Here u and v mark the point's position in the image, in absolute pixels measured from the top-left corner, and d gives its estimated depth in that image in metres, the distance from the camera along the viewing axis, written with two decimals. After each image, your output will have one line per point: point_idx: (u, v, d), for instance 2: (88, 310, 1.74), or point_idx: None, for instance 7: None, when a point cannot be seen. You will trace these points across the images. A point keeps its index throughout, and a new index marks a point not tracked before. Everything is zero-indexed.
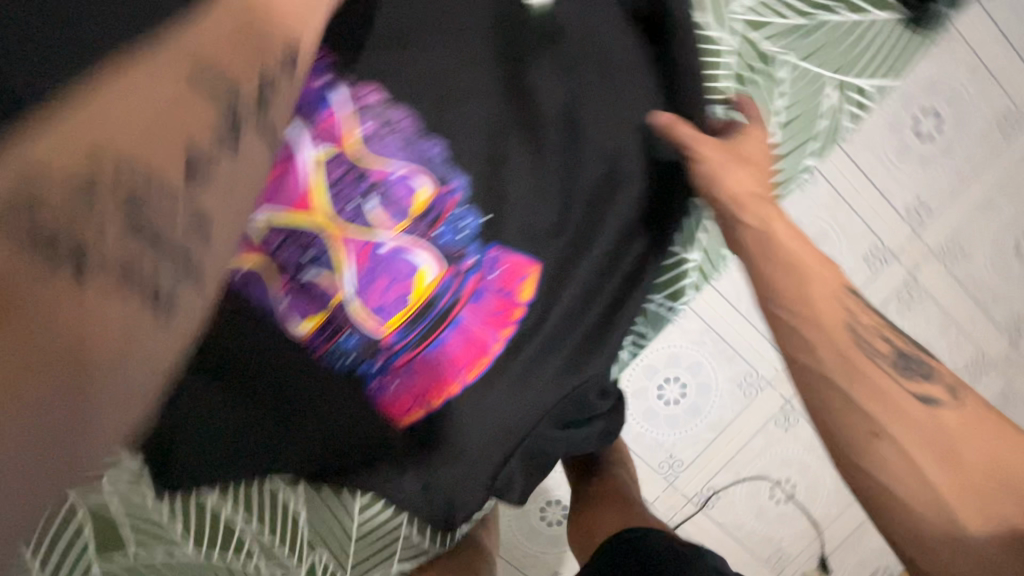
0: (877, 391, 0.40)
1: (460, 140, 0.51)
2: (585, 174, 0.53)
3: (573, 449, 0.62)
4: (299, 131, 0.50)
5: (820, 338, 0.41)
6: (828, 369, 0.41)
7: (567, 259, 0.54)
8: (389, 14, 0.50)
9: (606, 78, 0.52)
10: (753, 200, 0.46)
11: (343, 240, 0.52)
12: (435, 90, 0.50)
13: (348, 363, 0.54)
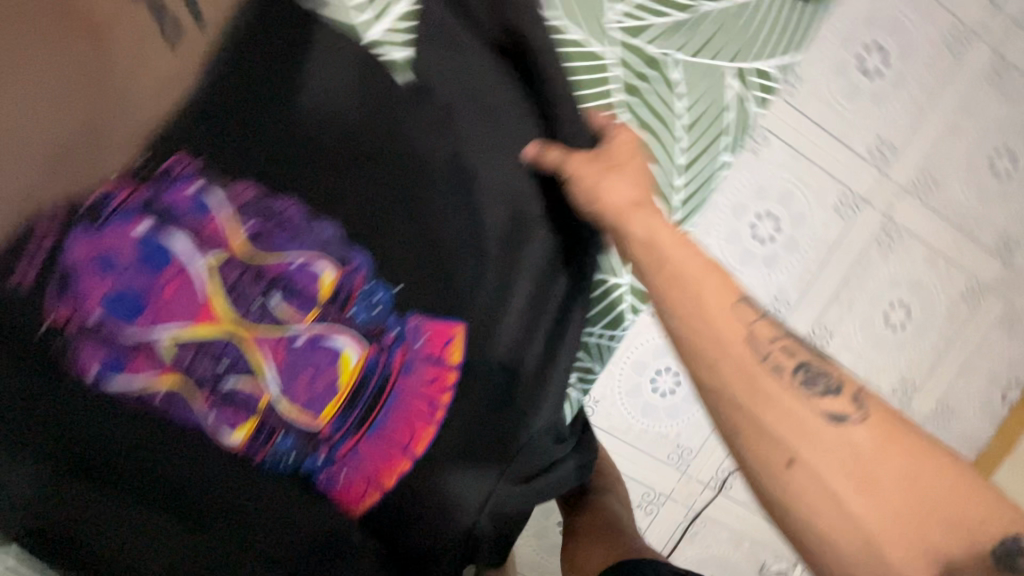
0: (785, 416, 0.38)
1: (353, 216, 0.49)
2: (490, 221, 0.51)
3: (546, 498, 0.57)
4: (182, 243, 0.47)
5: (723, 361, 0.39)
6: (736, 393, 0.39)
7: (489, 313, 0.52)
8: (243, 106, 0.48)
9: (484, 123, 0.50)
10: (640, 218, 0.44)
11: (256, 343, 0.50)
12: (314, 173, 0.48)
13: (291, 462, 0.52)
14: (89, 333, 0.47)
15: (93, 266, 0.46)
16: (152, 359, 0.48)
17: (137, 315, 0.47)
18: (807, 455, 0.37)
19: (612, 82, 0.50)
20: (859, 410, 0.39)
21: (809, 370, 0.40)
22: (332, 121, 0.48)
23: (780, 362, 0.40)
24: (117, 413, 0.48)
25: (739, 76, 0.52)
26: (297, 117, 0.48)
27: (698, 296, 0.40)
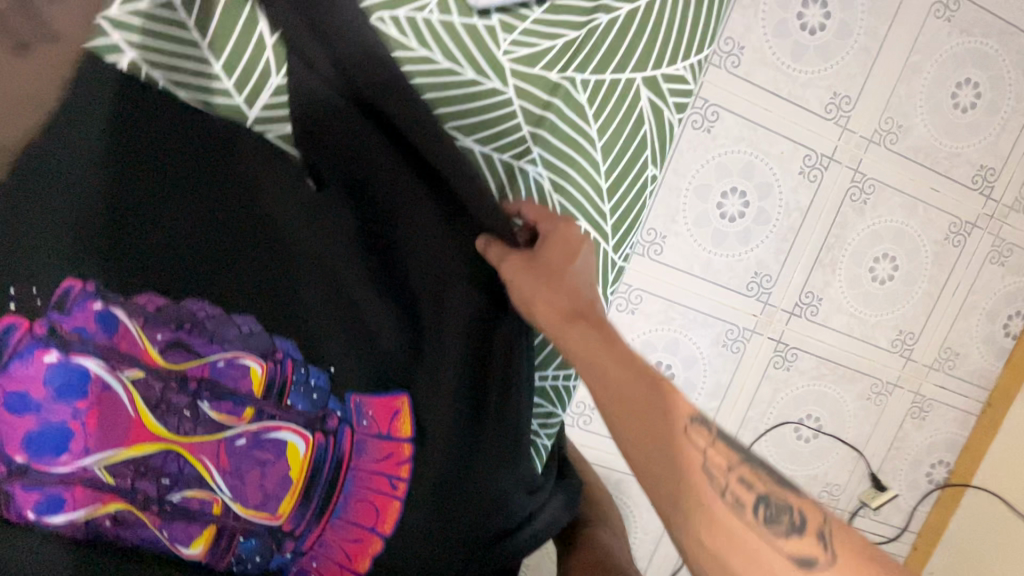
0: (755, 564, 0.40)
1: (271, 304, 0.47)
2: (416, 285, 0.50)
3: (529, 550, 0.54)
4: (97, 366, 0.45)
5: (693, 509, 0.42)
6: (699, 525, 0.41)
7: (434, 375, 0.50)
8: (126, 210, 0.44)
9: (388, 186, 0.48)
10: (571, 325, 0.46)
11: (194, 453, 0.47)
12: (217, 271, 0.46)
13: (258, 563, 0.50)
14: (18, 474, 0.45)
15: (6, 406, 0.44)
16: (92, 488, 0.46)
17: (65, 447, 0.45)
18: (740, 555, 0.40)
19: (516, 117, 0.48)
20: (829, 551, 0.40)
21: (772, 506, 0.42)
22: (217, 209, 0.45)
23: (740, 496, 0.42)
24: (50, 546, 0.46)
25: (651, 85, 0.49)
26: (177, 212, 0.45)
27: (651, 432, 0.43)
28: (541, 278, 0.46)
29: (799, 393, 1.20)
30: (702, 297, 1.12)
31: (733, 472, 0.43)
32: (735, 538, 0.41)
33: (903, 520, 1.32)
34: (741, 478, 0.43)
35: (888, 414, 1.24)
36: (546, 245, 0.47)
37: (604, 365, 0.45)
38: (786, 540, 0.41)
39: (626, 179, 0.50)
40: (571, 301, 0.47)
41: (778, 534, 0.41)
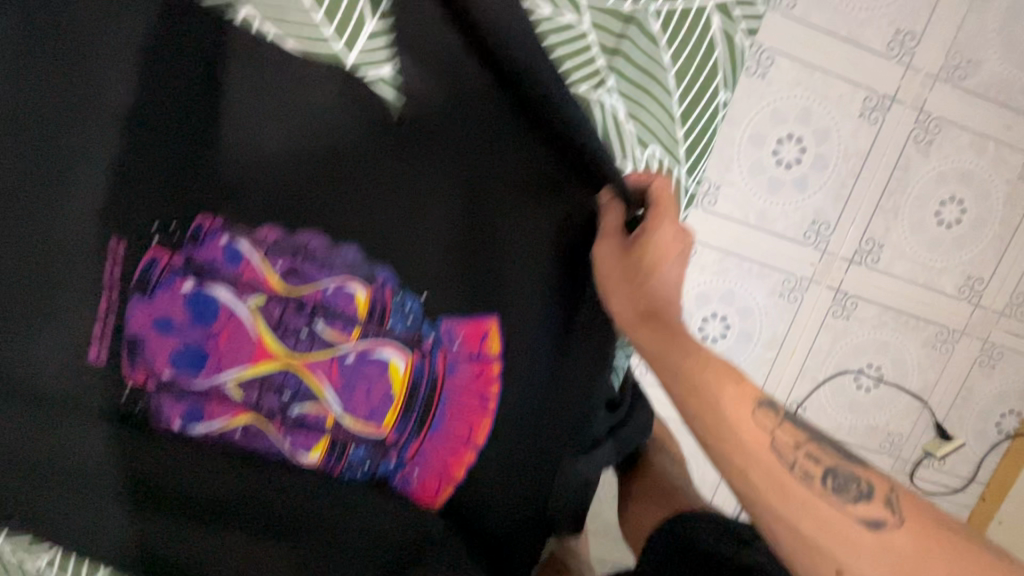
0: (819, 517, 0.47)
1: (371, 235, 0.52)
2: (501, 220, 0.51)
3: (606, 461, 0.59)
4: (225, 293, 0.51)
5: (759, 471, 0.48)
6: (766, 489, 0.48)
7: (522, 301, 0.53)
8: (246, 150, 0.49)
9: (473, 129, 0.49)
10: (647, 322, 0.51)
11: (310, 370, 0.53)
12: (324, 209, 0.51)
13: (367, 469, 0.56)
14: (166, 388, 0.52)
15: (153, 329, 0.51)
16: (224, 402, 0.53)
17: (201, 365, 0.52)
18: (799, 513, 0.47)
19: (592, 48, 0.50)
20: (895, 514, 0.47)
21: (839, 476, 0.49)
22: (287, 138, 0.49)
23: (807, 473, 0.49)
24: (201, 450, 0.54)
25: (723, 16, 0.50)
26: (245, 142, 0.49)
27: (722, 406, 0.50)
28: (634, 276, 0.50)
29: (859, 342, 1.19)
30: (756, 247, 1.12)
31: (801, 447, 0.50)
32: (798, 494, 0.48)
33: (971, 471, 1.29)
34: (809, 453, 0.50)
35: (955, 362, 1.21)
36: (650, 244, 0.49)
37: (677, 360, 0.51)
38: (850, 504, 0.48)
39: (700, 105, 0.52)
40: (650, 301, 0.51)
41: (840, 497, 0.48)
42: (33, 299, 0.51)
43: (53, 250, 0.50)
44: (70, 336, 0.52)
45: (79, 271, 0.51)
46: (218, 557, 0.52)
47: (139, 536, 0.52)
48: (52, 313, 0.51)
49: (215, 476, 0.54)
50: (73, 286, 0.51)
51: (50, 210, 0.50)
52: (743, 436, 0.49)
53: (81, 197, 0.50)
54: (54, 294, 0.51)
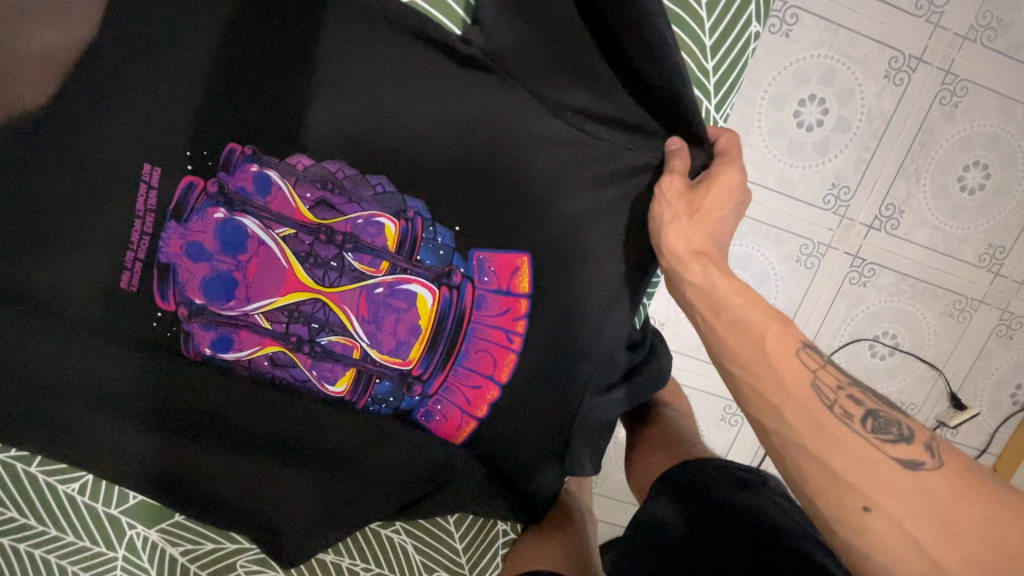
0: (858, 461, 0.39)
1: (399, 168, 0.52)
2: (536, 154, 0.51)
3: (630, 404, 0.59)
4: (257, 222, 0.52)
5: (790, 407, 0.42)
6: (801, 431, 0.41)
7: (551, 236, 0.53)
8: (282, 82, 0.50)
9: (522, 61, 0.49)
10: (693, 257, 0.48)
11: (339, 302, 0.54)
12: (353, 141, 0.51)
13: (391, 403, 0.57)
14: (197, 315, 0.53)
15: (186, 255, 0.52)
16: (253, 332, 0.54)
17: (232, 293, 0.53)
18: (834, 453, 0.40)
19: None
20: (936, 458, 0.39)
21: (882, 418, 0.42)
22: (321, 71, 0.50)
23: (848, 418, 0.41)
24: (230, 380, 0.56)
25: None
26: (279, 82, 0.50)
27: (764, 339, 0.44)
28: (694, 214, 0.48)
29: (876, 309, 1.18)
30: (775, 212, 1.11)
31: (842, 389, 0.43)
32: (830, 429, 0.41)
33: (983, 442, 1.29)
34: (851, 396, 0.43)
35: (971, 332, 1.20)
36: (716, 184, 0.48)
37: (727, 299, 0.46)
38: (887, 445, 0.40)
39: (731, 36, 0.51)
40: (703, 239, 0.48)
41: (878, 438, 0.40)
42: (59, 228, 0.51)
43: (81, 179, 0.51)
44: (99, 266, 0.52)
45: (109, 201, 0.51)
46: (254, 482, 0.57)
47: (181, 462, 0.56)
48: (80, 243, 0.52)
49: (244, 406, 0.56)
50: (102, 216, 0.51)
51: (77, 139, 0.50)
52: (777, 368, 0.43)
53: (110, 126, 0.50)
54: (82, 224, 0.51)
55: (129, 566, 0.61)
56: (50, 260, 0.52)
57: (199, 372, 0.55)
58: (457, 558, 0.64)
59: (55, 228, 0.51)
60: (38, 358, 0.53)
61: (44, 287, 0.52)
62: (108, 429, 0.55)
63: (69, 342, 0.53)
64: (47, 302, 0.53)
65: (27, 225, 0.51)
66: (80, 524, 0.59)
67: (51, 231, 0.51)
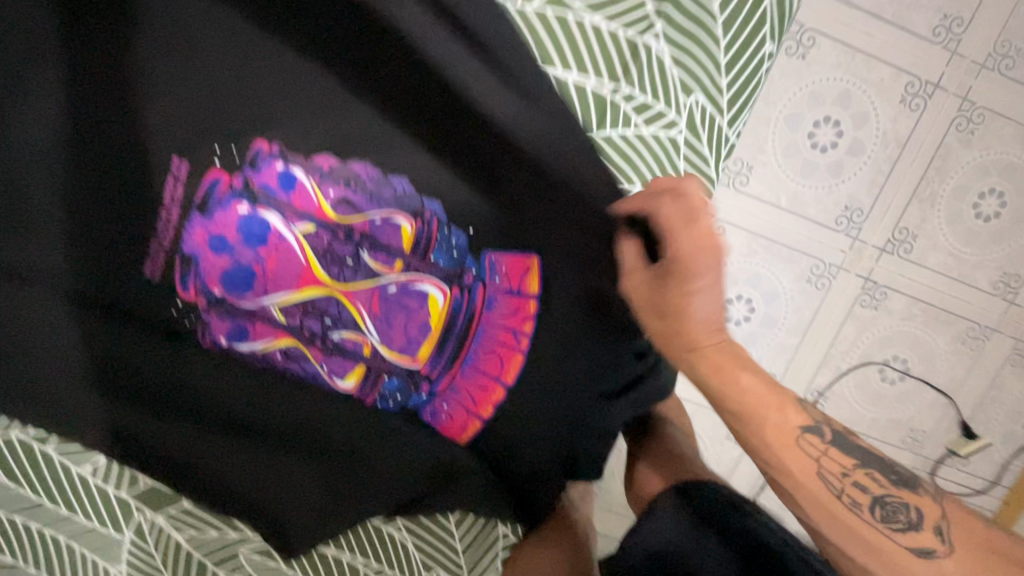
0: (875, 554, 0.45)
1: (418, 169, 0.53)
2: (552, 160, 0.52)
3: (633, 412, 0.60)
4: (278, 217, 0.54)
5: (811, 502, 0.47)
6: (821, 525, 0.47)
7: (563, 242, 0.54)
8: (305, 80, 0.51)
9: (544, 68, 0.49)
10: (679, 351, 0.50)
11: (351, 298, 0.56)
12: (376, 142, 0.53)
13: (398, 400, 0.58)
14: (215, 306, 0.55)
15: (208, 247, 0.54)
16: (268, 324, 0.56)
17: (250, 286, 0.55)
18: (847, 539, 0.46)
19: None
20: (946, 543, 0.43)
21: (888, 504, 0.46)
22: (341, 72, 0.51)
23: (863, 513, 0.45)
24: (248, 368, 0.57)
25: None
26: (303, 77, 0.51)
27: (764, 424, 0.48)
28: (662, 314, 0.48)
29: (887, 333, 1.17)
30: (787, 230, 1.11)
31: (849, 476, 0.47)
32: (840, 520, 0.46)
33: (993, 473, 1.26)
34: (858, 482, 0.46)
35: (984, 360, 1.18)
36: (671, 284, 0.46)
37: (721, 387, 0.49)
38: (897, 533, 0.45)
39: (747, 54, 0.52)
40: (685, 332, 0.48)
41: (887, 526, 0.45)
42: (90, 218, 0.54)
43: (111, 170, 0.53)
44: (125, 254, 0.55)
45: (136, 194, 0.53)
46: (262, 473, 0.58)
47: (189, 451, 0.57)
48: (110, 232, 0.54)
49: (256, 397, 0.58)
50: (130, 206, 0.54)
51: (108, 129, 0.52)
52: (789, 465, 0.47)
53: (140, 118, 0.51)
54: (112, 215, 0.54)
55: (134, 552, 0.61)
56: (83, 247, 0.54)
57: (219, 359, 0.57)
58: (457, 559, 0.63)
59: (85, 216, 0.54)
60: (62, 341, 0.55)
61: (71, 270, 0.55)
62: (121, 413, 0.56)
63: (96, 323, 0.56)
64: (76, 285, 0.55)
65: (57, 211, 0.53)
66: (91, 504, 0.61)
67: (81, 219, 0.54)
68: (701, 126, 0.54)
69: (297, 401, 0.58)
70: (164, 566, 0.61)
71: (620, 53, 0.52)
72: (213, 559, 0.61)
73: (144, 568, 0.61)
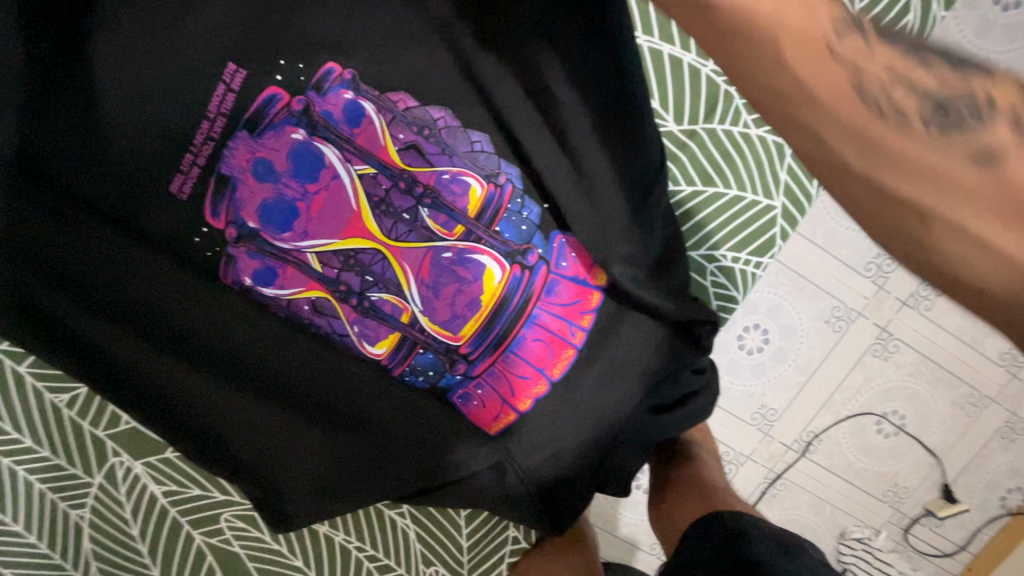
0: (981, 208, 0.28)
1: (504, 142, 0.49)
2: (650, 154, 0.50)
3: (671, 430, 0.58)
4: (335, 152, 0.48)
5: None
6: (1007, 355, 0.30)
7: (632, 247, 0.51)
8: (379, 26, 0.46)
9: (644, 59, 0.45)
10: None
11: (400, 257, 0.50)
12: (459, 108, 0.48)
13: (430, 377, 0.53)
14: (246, 241, 0.48)
15: (251, 171, 0.47)
16: (301, 271, 0.49)
17: (290, 224, 0.48)
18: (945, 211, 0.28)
19: None
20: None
21: None
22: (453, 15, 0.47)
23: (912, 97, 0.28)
24: (266, 322, 0.50)
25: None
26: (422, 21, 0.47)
27: None
28: None
29: (891, 386, 1.00)
30: (816, 268, 0.94)
31: None
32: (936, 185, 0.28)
33: (962, 537, 1.09)
34: None
35: (977, 428, 1.03)
36: None
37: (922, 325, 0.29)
38: None
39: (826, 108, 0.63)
40: None
41: None
42: (88, 104, 0.45)
43: (128, 62, 0.44)
44: (143, 169, 0.47)
45: (164, 94, 0.45)
46: (262, 433, 0.52)
47: (186, 396, 0.51)
48: (113, 128, 0.45)
49: (268, 348, 0.51)
50: (154, 107, 0.45)
51: (129, 28, 0.43)
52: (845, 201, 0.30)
53: (175, 31, 0.44)
54: (122, 116, 0.45)
55: (101, 499, 0.56)
56: (72, 139, 0.45)
57: (235, 301, 0.50)
58: (460, 557, 0.63)
59: (85, 118, 0.45)
60: (36, 253, 0.46)
61: (50, 162, 0.45)
62: (110, 341, 0.48)
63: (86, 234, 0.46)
64: (70, 186, 0.46)
65: (51, 107, 0.44)
66: (59, 439, 0.55)
67: (74, 106, 0.45)
68: None
69: (305, 363, 0.51)
70: (133, 518, 0.57)
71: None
72: (191, 518, 0.58)
73: (111, 516, 0.56)
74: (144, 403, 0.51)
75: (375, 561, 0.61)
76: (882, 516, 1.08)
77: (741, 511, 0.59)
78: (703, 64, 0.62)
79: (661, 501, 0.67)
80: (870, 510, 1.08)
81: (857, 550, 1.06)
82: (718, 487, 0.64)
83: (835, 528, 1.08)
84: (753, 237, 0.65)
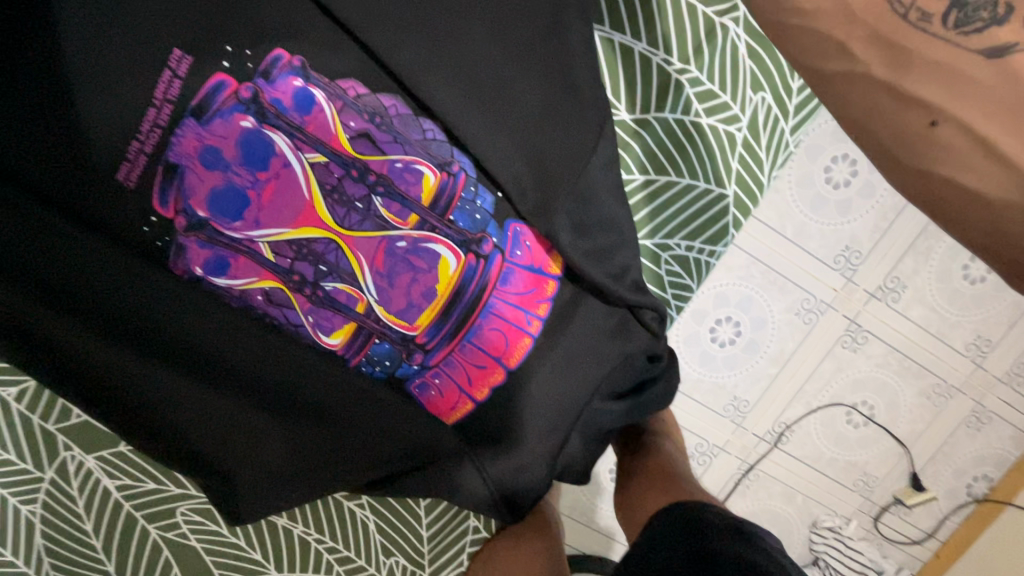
0: (940, 69, 0.35)
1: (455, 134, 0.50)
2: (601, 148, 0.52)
3: (628, 414, 0.61)
4: (285, 140, 0.47)
5: None
6: None
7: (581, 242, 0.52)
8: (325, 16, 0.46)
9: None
10: None
11: (354, 246, 0.49)
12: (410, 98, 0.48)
13: (387, 367, 0.53)
14: (196, 230, 0.47)
15: (199, 160, 0.46)
16: (253, 261, 0.49)
17: (241, 213, 0.47)
18: (951, 106, 0.35)
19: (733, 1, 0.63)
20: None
21: None
22: None
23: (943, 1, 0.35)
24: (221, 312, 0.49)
25: None
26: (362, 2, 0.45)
27: None
28: None
29: (860, 378, 1.01)
30: (788, 261, 0.93)
31: None
32: (948, 67, 0.34)
33: (931, 525, 1.11)
34: None
35: (944, 418, 1.04)
36: None
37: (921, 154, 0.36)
38: None
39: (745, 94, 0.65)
40: None
41: None
42: (28, 88, 0.43)
43: (68, 48, 0.42)
44: (84, 160, 0.45)
45: (100, 73, 0.43)
46: (217, 422, 0.53)
47: (138, 383, 0.51)
48: (47, 105, 0.43)
49: (222, 342, 0.50)
50: (93, 92, 0.43)
51: (68, 14, 0.42)
52: (846, 96, 0.37)
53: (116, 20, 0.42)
54: (66, 101, 0.43)
55: (53, 495, 0.59)
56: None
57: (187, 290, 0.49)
58: (420, 547, 0.66)
59: (26, 108, 0.43)
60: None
61: None
62: (60, 331, 0.48)
63: (26, 219, 0.45)
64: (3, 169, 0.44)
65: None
66: (10, 437, 0.57)
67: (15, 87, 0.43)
68: (761, 125, 0.67)
69: (258, 359, 0.51)
70: (87, 513, 0.59)
71: (700, 33, 0.63)
72: (147, 512, 0.60)
73: (65, 511, 0.59)
74: (99, 398, 0.52)
75: (336, 553, 0.64)
76: (853, 505, 1.10)
77: (702, 499, 0.60)
78: (654, 53, 0.63)
79: (625, 491, 0.69)
80: (841, 500, 1.09)
81: (828, 539, 1.07)
82: (681, 476, 0.65)
83: (807, 517, 1.10)
84: (706, 226, 0.69)
